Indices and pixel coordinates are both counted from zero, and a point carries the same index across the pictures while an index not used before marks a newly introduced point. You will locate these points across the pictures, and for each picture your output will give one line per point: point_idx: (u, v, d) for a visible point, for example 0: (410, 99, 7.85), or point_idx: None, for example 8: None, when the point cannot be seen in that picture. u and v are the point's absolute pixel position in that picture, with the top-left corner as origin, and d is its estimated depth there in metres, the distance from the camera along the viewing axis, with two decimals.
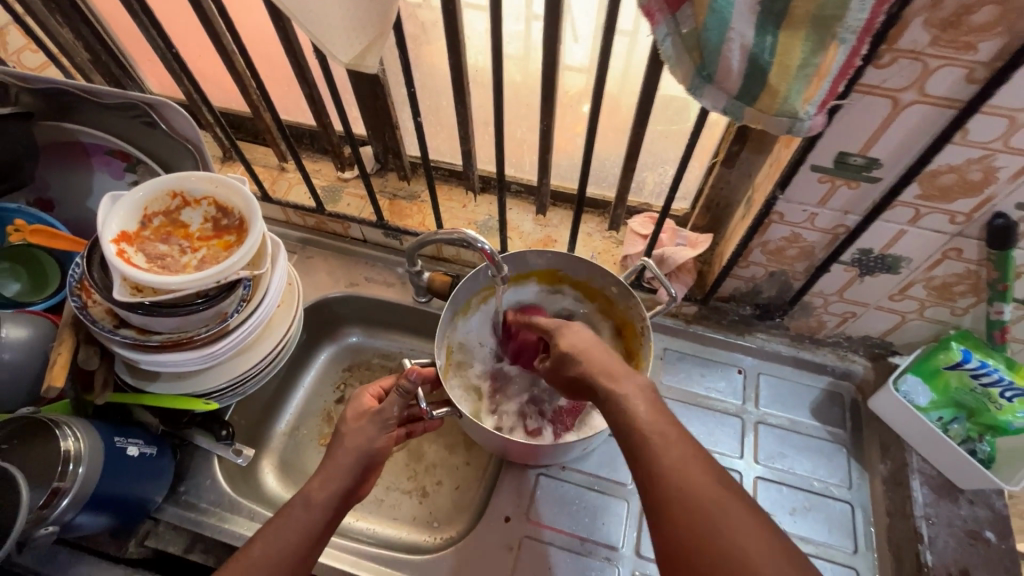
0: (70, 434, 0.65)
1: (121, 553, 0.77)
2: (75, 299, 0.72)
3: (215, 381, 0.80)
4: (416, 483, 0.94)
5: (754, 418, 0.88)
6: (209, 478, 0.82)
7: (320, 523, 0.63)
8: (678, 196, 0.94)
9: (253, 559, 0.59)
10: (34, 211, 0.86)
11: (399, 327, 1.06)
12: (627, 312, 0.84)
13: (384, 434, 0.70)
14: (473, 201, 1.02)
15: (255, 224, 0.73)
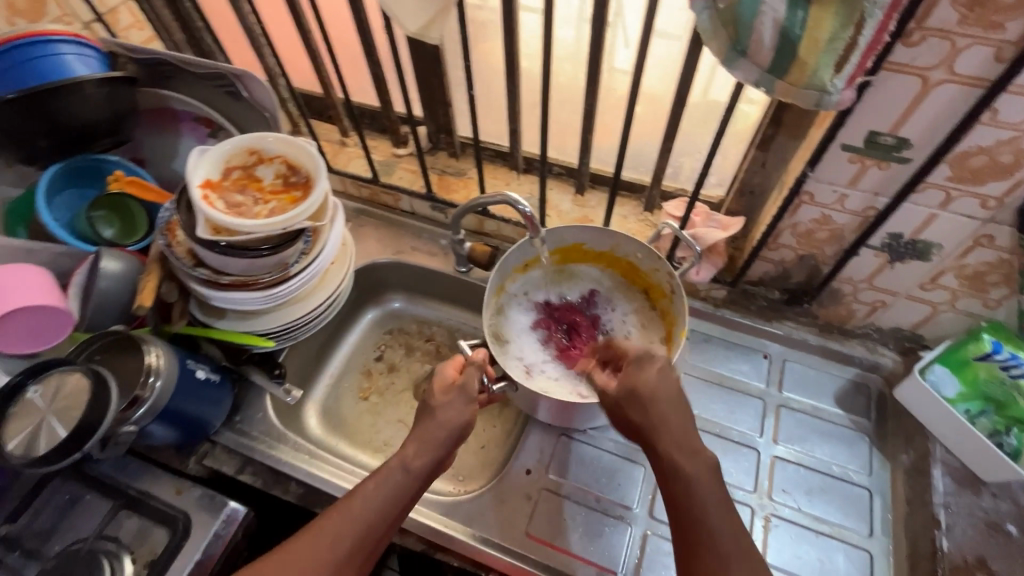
0: (152, 350, 0.74)
1: (181, 468, 0.85)
2: (163, 238, 0.82)
3: (274, 323, 0.89)
4: None
5: (776, 401, 0.89)
6: (261, 411, 0.91)
7: (412, 490, 0.68)
8: (714, 182, 0.97)
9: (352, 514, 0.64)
10: (130, 164, 0.98)
11: (438, 296, 1.13)
12: (654, 276, 0.90)
13: (469, 408, 0.72)
14: (516, 180, 1.08)
15: (319, 182, 0.81)
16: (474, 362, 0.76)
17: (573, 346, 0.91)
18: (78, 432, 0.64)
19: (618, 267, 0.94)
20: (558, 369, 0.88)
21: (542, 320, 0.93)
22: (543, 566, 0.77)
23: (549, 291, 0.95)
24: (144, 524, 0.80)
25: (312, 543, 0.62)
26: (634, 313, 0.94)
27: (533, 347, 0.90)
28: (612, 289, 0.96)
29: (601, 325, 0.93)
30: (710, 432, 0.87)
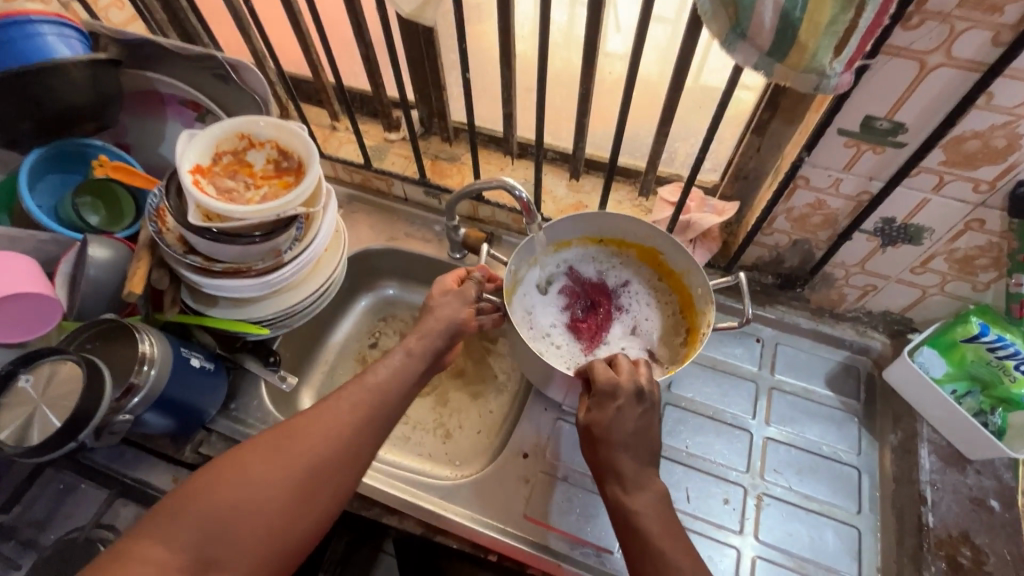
0: (146, 338, 0.73)
1: (177, 456, 0.83)
2: (152, 225, 0.80)
3: (267, 311, 0.88)
4: (439, 424, 1.01)
5: (768, 383, 0.91)
6: (255, 399, 0.90)
7: (419, 370, 0.72)
8: (709, 167, 0.97)
9: (369, 383, 0.68)
10: (115, 149, 0.96)
11: (432, 283, 1.13)
12: (700, 316, 0.84)
13: (466, 309, 0.77)
14: (510, 165, 1.06)
15: (312, 168, 0.80)
16: (474, 277, 0.81)
17: (587, 322, 0.88)
18: (73, 420, 0.64)
19: (677, 289, 0.90)
20: (562, 338, 0.87)
21: (571, 290, 0.91)
22: (539, 546, 0.78)
23: (591, 266, 0.93)
24: (140, 512, 0.80)
25: (329, 408, 0.65)
26: (666, 325, 0.89)
27: (549, 305, 0.90)
28: (655, 300, 0.91)
29: (624, 314, 0.90)
30: (703, 415, 0.88)
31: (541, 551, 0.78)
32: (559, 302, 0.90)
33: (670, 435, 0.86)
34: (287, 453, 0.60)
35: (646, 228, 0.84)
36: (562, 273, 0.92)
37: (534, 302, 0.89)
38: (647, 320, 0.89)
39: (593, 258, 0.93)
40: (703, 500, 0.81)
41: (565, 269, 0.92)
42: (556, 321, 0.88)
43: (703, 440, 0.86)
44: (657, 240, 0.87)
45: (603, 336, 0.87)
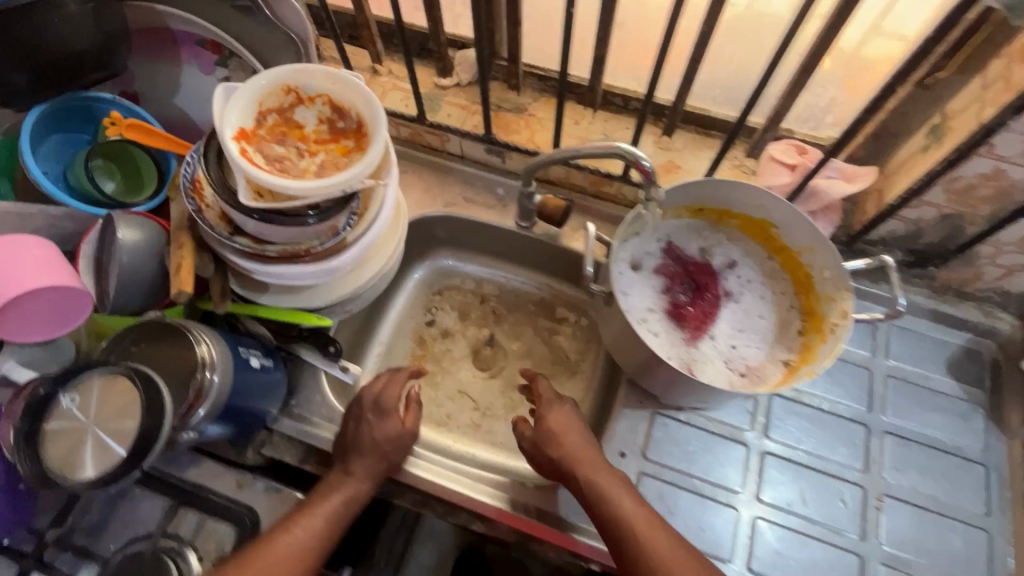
0: (203, 341, 0.62)
1: (240, 460, 0.76)
2: (190, 201, 0.67)
3: (325, 297, 0.76)
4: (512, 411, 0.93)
5: (882, 370, 0.82)
6: (319, 393, 0.81)
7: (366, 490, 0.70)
8: (829, 122, 0.82)
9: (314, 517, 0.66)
10: (129, 104, 0.80)
11: (492, 253, 1.01)
12: (825, 303, 0.74)
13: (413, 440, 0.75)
14: (589, 117, 0.92)
15: (379, 132, 0.66)
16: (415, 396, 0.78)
17: (691, 306, 0.77)
18: (135, 445, 0.54)
19: (790, 266, 0.80)
20: (662, 325, 0.75)
21: (670, 268, 0.79)
22: (547, 517, 0.74)
23: (690, 240, 0.82)
24: (203, 520, 0.73)
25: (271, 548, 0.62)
26: (778, 309, 0.79)
27: (645, 285, 0.78)
28: (764, 279, 0.81)
29: (731, 300, 0.79)
30: (816, 406, 0.79)
31: (556, 524, 0.73)
32: (656, 283, 0.78)
33: (781, 431, 0.78)
34: (267, 560, 0.61)
35: (765, 196, 0.74)
36: (656, 248, 0.80)
37: (628, 280, 0.77)
38: (757, 305, 0.79)
39: (692, 231, 0.82)
40: (821, 502, 0.74)
41: (660, 245, 0.80)
42: (655, 304, 0.77)
43: (817, 437, 0.77)
44: (776, 211, 0.76)
45: (710, 326, 0.76)
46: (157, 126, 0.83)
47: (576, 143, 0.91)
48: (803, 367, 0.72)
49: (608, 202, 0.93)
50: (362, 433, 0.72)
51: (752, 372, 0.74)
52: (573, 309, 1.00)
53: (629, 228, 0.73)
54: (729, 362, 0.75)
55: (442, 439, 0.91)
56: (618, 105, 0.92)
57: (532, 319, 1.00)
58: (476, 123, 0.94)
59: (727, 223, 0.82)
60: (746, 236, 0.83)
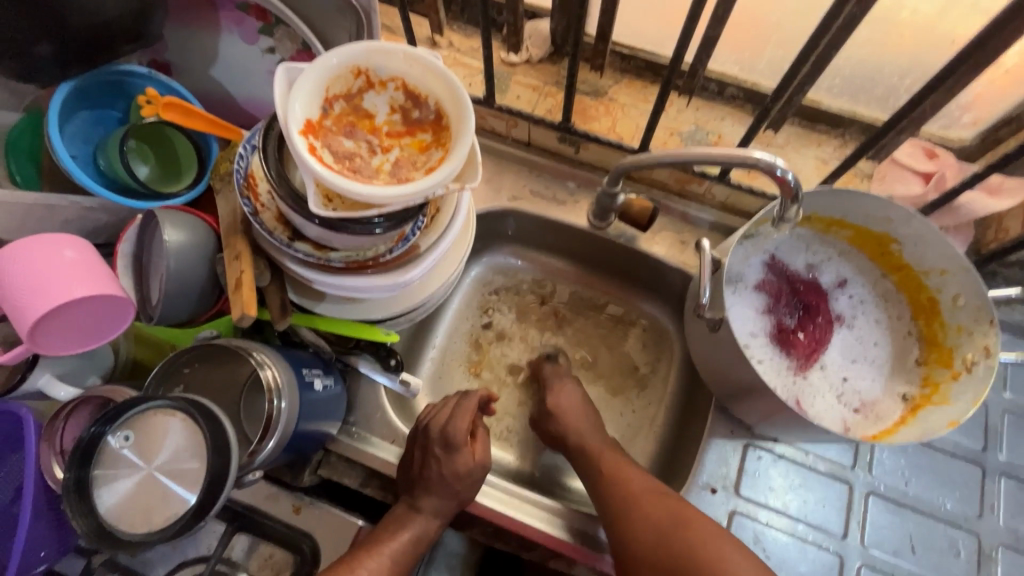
0: (265, 364, 0.55)
1: (296, 482, 0.70)
2: (245, 202, 0.58)
3: (389, 308, 0.68)
4: None
5: (1000, 405, 0.74)
6: (378, 410, 0.74)
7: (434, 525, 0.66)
8: (966, 122, 0.72)
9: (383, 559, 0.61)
10: (166, 79, 0.71)
11: (555, 251, 0.92)
12: (955, 335, 0.67)
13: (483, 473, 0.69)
14: (678, 105, 0.82)
15: (465, 128, 0.56)
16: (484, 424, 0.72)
17: (799, 331, 0.70)
18: (202, 494, 0.47)
19: (909, 290, 0.72)
20: (766, 351, 0.69)
21: (775, 285, 0.72)
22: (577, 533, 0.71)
23: (797, 254, 0.74)
24: (257, 543, 0.68)
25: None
26: (892, 337, 0.72)
27: (747, 305, 0.71)
28: (876, 302, 0.74)
29: (843, 324, 0.72)
30: (925, 442, 0.72)
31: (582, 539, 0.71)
32: (758, 303, 0.71)
33: (886, 469, 0.71)
34: None
35: (898, 209, 0.65)
36: (760, 263, 0.73)
37: (730, 296, 0.71)
38: (870, 331, 0.72)
39: (800, 242, 0.74)
40: (929, 550, 0.68)
41: (765, 259, 0.73)
42: (758, 325, 0.70)
43: (926, 478, 0.71)
44: (904, 226, 0.67)
45: (819, 355, 0.70)
46: (198, 107, 0.73)
47: (664, 135, 0.81)
48: (929, 408, 0.64)
49: (693, 201, 0.84)
50: (430, 468, 0.66)
51: (865, 407, 0.68)
52: (643, 316, 0.91)
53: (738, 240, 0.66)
54: (839, 395, 0.68)
55: (502, 455, 0.84)
56: (712, 92, 0.82)
57: (598, 326, 0.91)
58: (549, 107, 0.84)
59: (838, 236, 0.74)
60: (859, 252, 0.74)
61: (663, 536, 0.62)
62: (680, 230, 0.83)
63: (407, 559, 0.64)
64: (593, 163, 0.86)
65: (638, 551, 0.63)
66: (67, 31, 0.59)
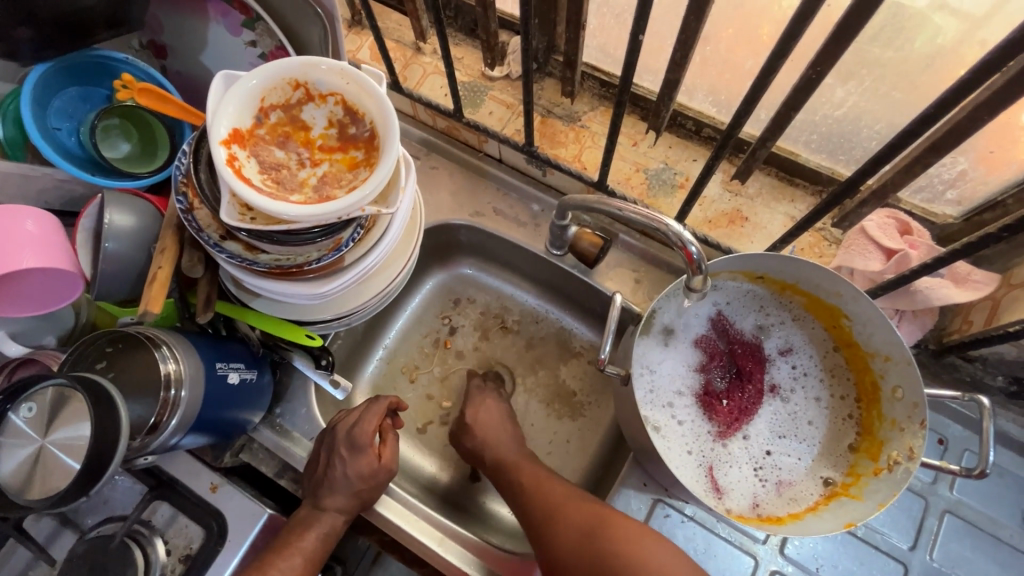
0: (169, 356, 0.59)
1: (217, 463, 0.75)
2: (180, 199, 0.60)
3: (319, 314, 0.69)
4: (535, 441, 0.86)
5: (942, 503, 0.69)
6: (305, 406, 0.78)
7: (338, 525, 0.68)
8: (950, 198, 0.66)
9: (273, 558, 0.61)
10: (145, 65, 0.74)
11: (518, 271, 0.91)
12: (891, 432, 0.61)
13: (390, 475, 0.70)
14: (650, 140, 0.79)
15: (389, 151, 0.56)
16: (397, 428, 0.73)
17: (727, 396, 0.67)
18: (84, 471, 0.50)
19: (858, 372, 0.66)
20: (688, 413, 0.66)
21: (713, 345, 0.69)
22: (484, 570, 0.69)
23: (746, 314, 0.69)
24: (176, 515, 0.72)
25: None
26: (832, 420, 0.66)
27: (678, 360, 0.68)
28: (822, 379, 0.68)
29: (777, 396, 0.67)
30: (852, 531, 0.68)
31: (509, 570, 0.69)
32: (691, 360, 0.68)
33: (801, 550, 0.68)
34: None
35: (845, 287, 0.60)
36: (701, 319, 0.69)
37: (660, 350, 0.67)
38: (809, 409, 0.67)
39: (752, 301, 0.69)
40: None
41: (707, 315, 0.69)
42: (685, 383, 0.67)
43: (844, 569, 0.67)
44: (853, 304, 0.62)
45: (744, 424, 0.66)
46: (175, 94, 0.77)
47: (628, 170, 0.78)
48: (842, 500, 0.61)
49: (654, 241, 0.82)
50: (334, 468, 0.67)
51: (780, 488, 0.64)
52: (594, 348, 0.90)
53: (669, 296, 0.63)
54: (757, 471, 0.64)
55: (429, 466, 0.86)
56: (688, 130, 0.77)
57: (548, 353, 0.91)
58: (518, 128, 0.83)
59: (791, 302, 0.69)
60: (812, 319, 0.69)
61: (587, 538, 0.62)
62: (636, 268, 0.81)
63: (316, 558, 0.65)
64: (560, 188, 0.85)
65: (561, 544, 0.63)
66: (44, 16, 0.63)
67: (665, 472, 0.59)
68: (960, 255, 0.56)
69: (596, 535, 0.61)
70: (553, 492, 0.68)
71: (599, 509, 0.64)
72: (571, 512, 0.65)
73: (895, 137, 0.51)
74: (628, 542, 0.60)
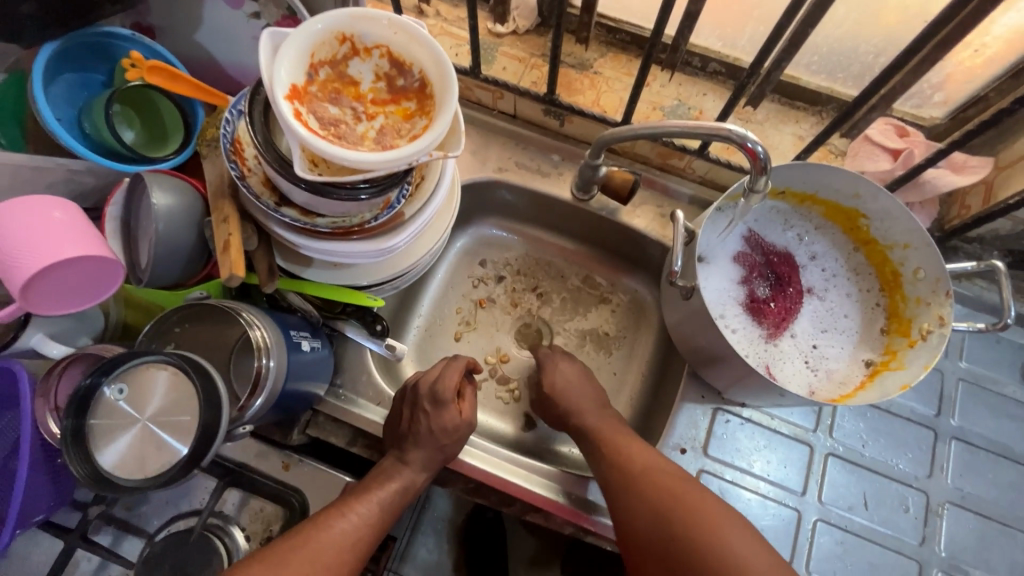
0: (256, 325, 0.58)
1: (286, 441, 0.74)
2: (232, 166, 0.59)
3: (374, 276, 0.70)
4: (585, 372, 0.90)
5: (955, 373, 0.78)
6: (364, 373, 0.79)
7: (422, 479, 0.69)
8: (937, 101, 0.75)
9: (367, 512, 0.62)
10: (151, 43, 0.70)
11: (541, 224, 0.94)
12: (917, 312, 0.70)
13: (470, 429, 0.72)
14: (661, 79, 0.83)
15: (449, 95, 0.57)
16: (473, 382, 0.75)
17: (772, 302, 0.73)
18: (194, 444, 0.49)
19: (879, 265, 0.74)
20: (740, 321, 0.71)
21: (752, 259, 0.74)
22: (572, 497, 0.73)
23: (774, 228, 0.76)
24: (249, 499, 0.70)
25: (329, 537, 0.58)
26: (863, 311, 0.74)
27: (723, 276, 0.73)
28: (848, 276, 0.76)
29: (814, 296, 0.75)
30: (886, 407, 0.76)
31: (578, 504, 0.72)
32: (734, 274, 0.73)
33: (846, 432, 0.76)
34: (326, 544, 0.57)
35: (867, 186, 0.67)
36: (737, 237, 0.74)
37: (705, 269, 0.72)
38: (843, 304, 0.75)
39: (777, 216, 0.76)
40: (882, 507, 0.73)
41: (741, 233, 0.75)
42: (733, 295, 0.72)
43: (884, 442, 0.75)
44: (871, 202, 0.69)
45: (790, 323, 0.73)
46: (182, 71, 0.74)
47: (646, 109, 0.82)
48: (886, 374, 0.68)
49: (673, 175, 0.86)
50: (419, 423, 0.68)
51: (829, 375, 0.71)
52: (622, 290, 0.94)
53: (714, 215, 0.68)
54: (808, 364, 0.71)
55: (486, 419, 0.88)
56: (695, 67, 0.83)
57: (580, 298, 0.94)
58: (534, 80, 0.85)
59: (811, 212, 0.76)
60: (832, 224, 0.76)
61: (659, 512, 0.62)
62: (661, 204, 0.86)
63: (394, 509, 0.66)
64: (578, 136, 0.88)
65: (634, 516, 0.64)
66: None
67: (733, 369, 0.65)
68: (963, 143, 0.64)
69: (667, 508, 0.62)
70: (636, 459, 0.67)
71: (679, 486, 0.63)
72: (647, 479, 0.65)
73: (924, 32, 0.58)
74: (701, 519, 0.60)
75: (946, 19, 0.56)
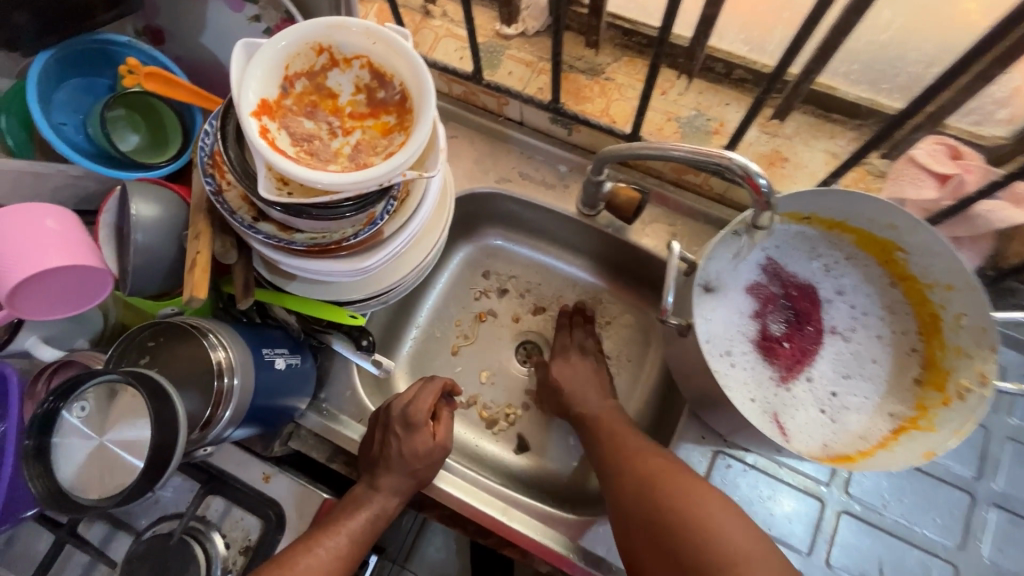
0: (218, 344, 0.58)
1: (268, 453, 0.74)
2: (208, 180, 0.58)
3: (357, 292, 0.67)
4: None
5: (1002, 431, 0.69)
6: (349, 389, 0.79)
7: (395, 505, 0.67)
8: (1000, 119, 0.64)
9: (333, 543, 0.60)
10: (148, 48, 0.70)
11: (547, 237, 0.90)
12: (957, 367, 0.61)
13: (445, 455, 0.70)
14: (680, 87, 0.76)
15: (426, 110, 0.53)
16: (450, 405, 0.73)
17: (786, 341, 0.66)
18: (148, 463, 0.49)
19: (916, 306, 0.65)
20: (747, 359, 0.65)
21: (767, 291, 0.67)
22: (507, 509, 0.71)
23: (798, 258, 0.68)
24: (231, 507, 0.71)
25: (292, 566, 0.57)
26: (894, 357, 0.66)
27: (732, 310, 0.66)
28: (880, 315, 0.67)
29: (837, 336, 0.67)
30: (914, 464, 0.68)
31: (537, 529, 0.69)
32: (746, 307, 0.66)
33: (865, 489, 0.68)
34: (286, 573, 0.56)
35: (903, 219, 0.58)
36: (751, 267, 0.67)
37: (712, 301, 0.66)
38: (870, 347, 0.66)
39: (802, 243, 0.68)
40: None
41: (756, 262, 0.67)
42: (743, 331, 0.65)
43: (910, 503, 0.67)
44: (909, 236, 0.60)
45: (807, 366, 0.65)
46: (180, 76, 0.73)
47: (659, 120, 0.76)
48: (913, 433, 0.60)
49: (688, 192, 0.79)
50: (391, 446, 0.66)
51: (848, 425, 0.63)
52: (628, 311, 0.88)
53: (724, 244, 0.61)
54: (824, 411, 0.64)
55: (476, 439, 0.85)
56: (718, 74, 0.75)
57: None
58: (541, 86, 0.80)
59: (841, 241, 0.67)
60: (865, 256, 0.67)
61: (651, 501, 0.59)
62: (673, 223, 0.79)
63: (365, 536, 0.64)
64: (586, 146, 0.82)
65: (625, 502, 0.61)
66: None
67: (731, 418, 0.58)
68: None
69: (659, 498, 0.59)
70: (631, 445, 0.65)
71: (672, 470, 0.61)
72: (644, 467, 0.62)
73: (979, 43, 0.49)
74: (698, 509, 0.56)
75: (1009, 28, 0.46)
